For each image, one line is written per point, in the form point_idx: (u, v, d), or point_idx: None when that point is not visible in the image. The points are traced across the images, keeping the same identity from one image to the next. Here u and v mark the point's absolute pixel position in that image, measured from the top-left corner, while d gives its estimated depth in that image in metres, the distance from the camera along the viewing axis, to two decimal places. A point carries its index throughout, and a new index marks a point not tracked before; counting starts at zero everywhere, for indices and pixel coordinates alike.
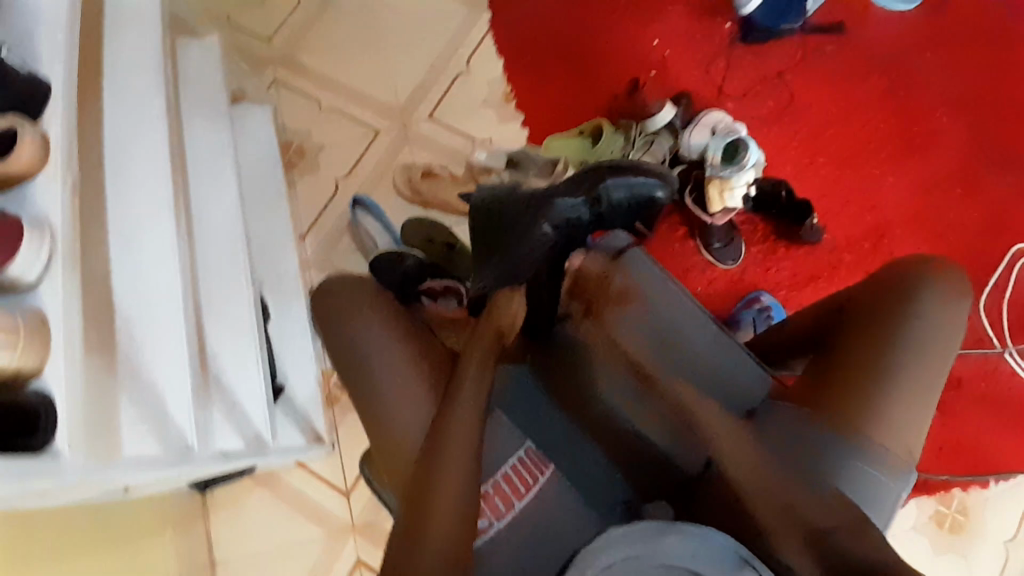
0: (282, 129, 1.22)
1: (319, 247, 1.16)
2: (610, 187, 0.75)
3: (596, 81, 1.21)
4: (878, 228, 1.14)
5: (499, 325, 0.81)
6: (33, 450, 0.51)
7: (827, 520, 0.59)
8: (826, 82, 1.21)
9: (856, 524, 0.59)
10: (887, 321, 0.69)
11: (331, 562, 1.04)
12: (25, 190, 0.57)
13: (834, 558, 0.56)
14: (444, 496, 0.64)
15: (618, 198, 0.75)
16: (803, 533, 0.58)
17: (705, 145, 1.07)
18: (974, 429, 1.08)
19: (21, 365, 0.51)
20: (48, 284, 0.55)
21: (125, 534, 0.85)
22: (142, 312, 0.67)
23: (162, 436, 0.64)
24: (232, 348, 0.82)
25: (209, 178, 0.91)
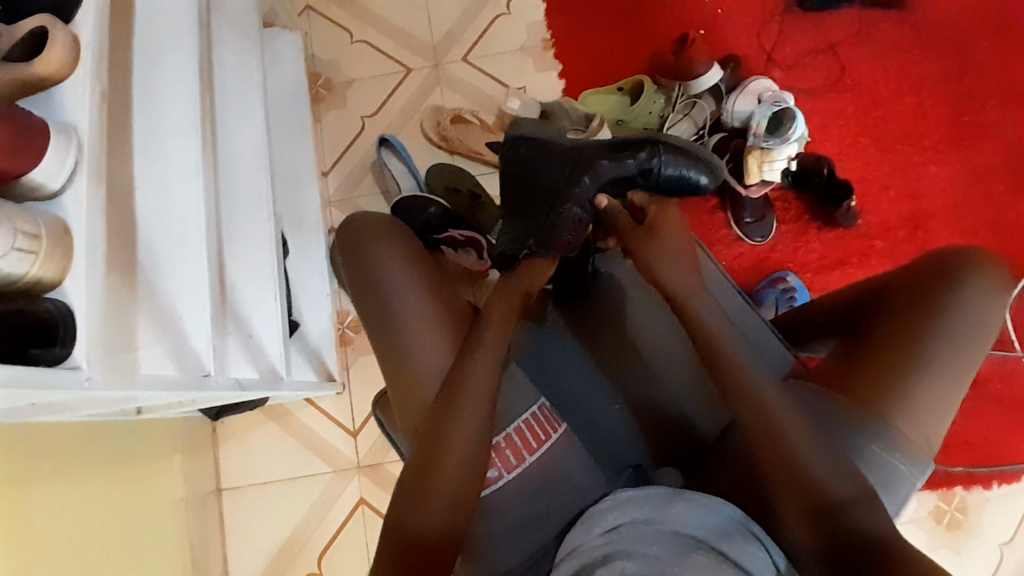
0: (311, 60, 1.18)
1: (341, 186, 1.14)
2: (666, 163, 0.77)
3: (639, 36, 1.15)
4: (917, 217, 1.10)
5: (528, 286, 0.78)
6: (49, 361, 0.48)
7: (834, 494, 0.60)
8: (881, 58, 1.16)
9: (864, 502, 0.59)
10: (923, 309, 0.67)
11: (334, 499, 1.06)
12: (53, 95, 0.55)
13: (836, 532, 0.58)
14: (454, 449, 0.65)
15: (668, 174, 0.77)
16: (805, 506, 0.60)
17: (749, 113, 1.03)
18: (985, 430, 1.07)
19: (41, 274, 0.49)
20: (71, 193, 0.53)
21: (134, 453, 0.86)
22: (164, 234, 0.66)
23: (180, 360, 0.63)
24: (251, 280, 0.81)
25: (236, 103, 0.89)
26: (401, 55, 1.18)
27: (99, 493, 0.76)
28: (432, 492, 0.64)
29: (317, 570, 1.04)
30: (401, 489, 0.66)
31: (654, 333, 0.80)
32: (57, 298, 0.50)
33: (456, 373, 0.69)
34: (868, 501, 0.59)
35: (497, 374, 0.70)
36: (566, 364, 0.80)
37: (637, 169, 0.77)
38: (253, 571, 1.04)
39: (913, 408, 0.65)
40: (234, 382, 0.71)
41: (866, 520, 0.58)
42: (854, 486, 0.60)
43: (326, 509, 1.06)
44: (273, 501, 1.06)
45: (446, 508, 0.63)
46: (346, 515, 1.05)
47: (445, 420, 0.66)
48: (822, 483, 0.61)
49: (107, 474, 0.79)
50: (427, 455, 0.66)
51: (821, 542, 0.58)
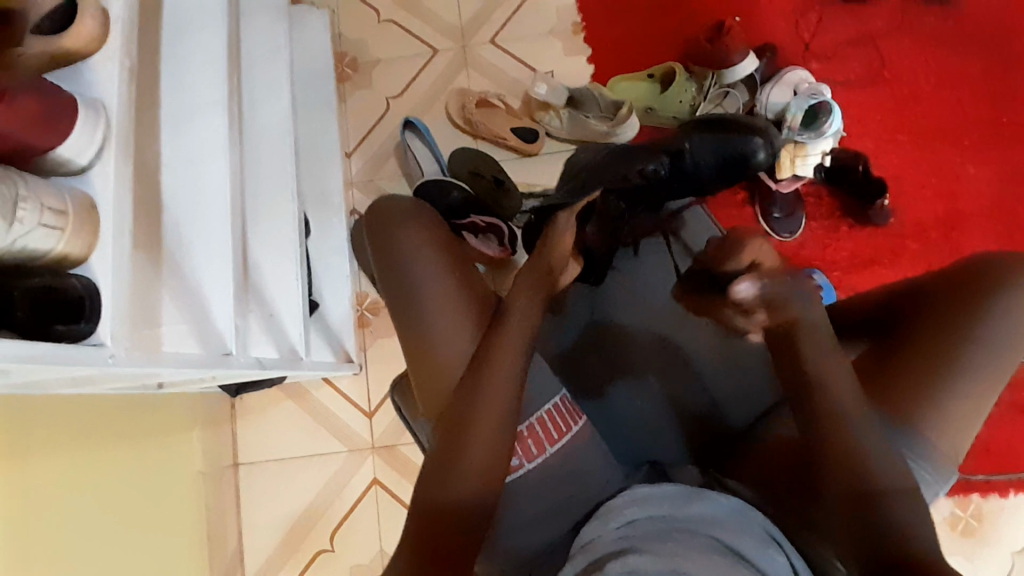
0: (338, 38, 1.17)
1: (364, 167, 1.13)
2: (698, 142, 0.90)
3: (673, 20, 1.12)
4: (952, 219, 1.06)
5: (551, 261, 0.78)
6: (73, 338, 0.48)
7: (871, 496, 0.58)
8: (924, 51, 1.11)
9: (896, 498, 0.58)
10: (957, 314, 0.65)
11: (347, 477, 1.07)
12: (82, 68, 0.55)
13: (882, 533, 0.56)
14: (480, 431, 0.65)
15: (704, 149, 0.90)
16: (847, 503, 0.59)
17: (784, 105, 1.01)
18: (1007, 438, 1.05)
19: (67, 250, 0.49)
20: (99, 170, 0.53)
21: (154, 423, 0.87)
22: (190, 212, 0.66)
23: (202, 338, 0.63)
24: (272, 259, 0.82)
25: (262, 79, 0.88)
26: (428, 35, 1.16)
27: (117, 465, 0.77)
28: (457, 474, 0.63)
29: (329, 547, 1.06)
30: (424, 471, 0.65)
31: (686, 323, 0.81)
32: (83, 275, 0.50)
33: (484, 355, 0.68)
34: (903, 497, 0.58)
35: (524, 359, 0.69)
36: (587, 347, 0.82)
37: (677, 152, 0.90)
38: (266, 545, 1.06)
39: (942, 412, 0.63)
40: (255, 361, 0.71)
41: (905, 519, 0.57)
42: (891, 482, 0.59)
43: (339, 488, 1.07)
44: (288, 477, 1.08)
45: (471, 489, 0.63)
46: (358, 494, 1.06)
47: (471, 403, 0.66)
48: (858, 477, 0.59)
49: (127, 444, 0.80)
50: (452, 434, 0.65)
51: (855, 543, 0.57)
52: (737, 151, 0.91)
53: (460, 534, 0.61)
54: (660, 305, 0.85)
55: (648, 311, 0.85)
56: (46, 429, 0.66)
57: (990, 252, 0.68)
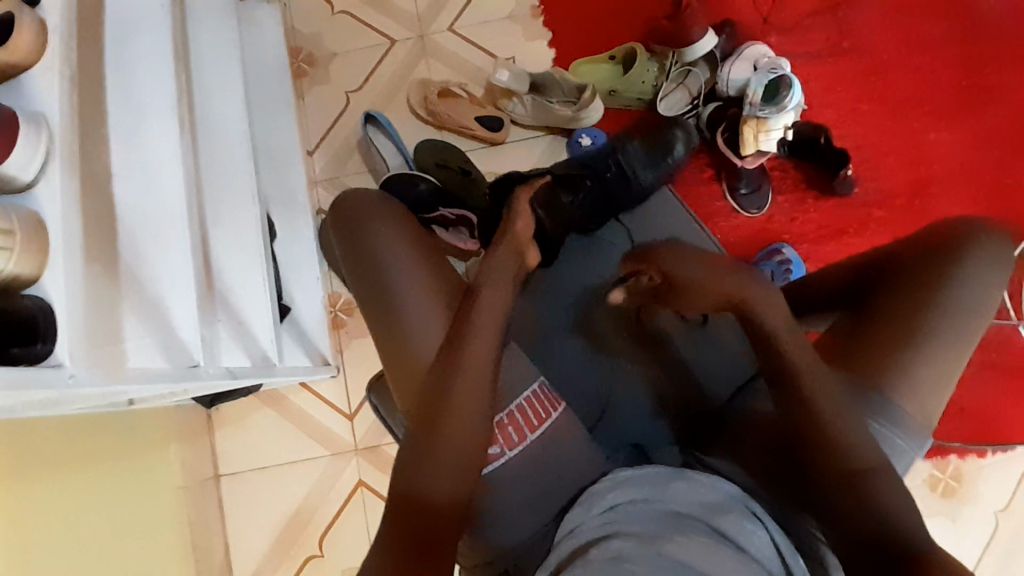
0: (291, 33, 1.13)
1: (328, 165, 1.11)
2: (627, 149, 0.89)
3: (632, 1, 1.11)
4: (914, 184, 1.08)
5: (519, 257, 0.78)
6: (30, 361, 0.47)
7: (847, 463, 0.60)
8: (879, 21, 1.13)
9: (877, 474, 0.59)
10: (925, 279, 0.66)
11: (333, 480, 1.06)
12: (21, 79, 0.52)
13: (856, 513, 0.58)
14: (451, 433, 0.65)
15: (632, 154, 0.89)
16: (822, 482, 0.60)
17: (745, 81, 1.01)
18: (977, 397, 1.08)
19: (18, 271, 0.47)
20: (46, 186, 0.51)
21: (129, 441, 0.85)
22: (148, 224, 0.64)
23: (169, 352, 0.61)
24: (239, 266, 0.80)
25: (213, 79, 0.85)
26: (385, 26, 1.14)
27: (93, 486, 0.75)
28: (433, 473, 0.64)
29: (318, 552, 1.05)
30: (400, 467, 0.65)
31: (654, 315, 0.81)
32: (37, 295, 0.48)
33: (454, 359, 0.67)
34: (878, 474, 0.60)
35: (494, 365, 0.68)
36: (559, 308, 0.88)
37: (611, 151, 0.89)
38: (255, 555, 1.05)
39: (911, 380, 0.64)
40: (226, 371, 0.70)
41: (877, 494, 0.59)
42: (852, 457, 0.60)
43: (326, 491, 1.06)
44: (273, 485, 1.06)
45: (449, 487, 0.64)
46: (346, 496, 1.06)
47: (444, 405, 0.66)
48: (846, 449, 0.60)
49: (102, 465, 0.77)
50: (426, 431, 0.66)
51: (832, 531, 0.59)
52: (671, 147, 0.91)
53: (441, 533, 0.62)
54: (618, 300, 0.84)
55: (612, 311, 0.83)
56: (13, 451, 0.63)
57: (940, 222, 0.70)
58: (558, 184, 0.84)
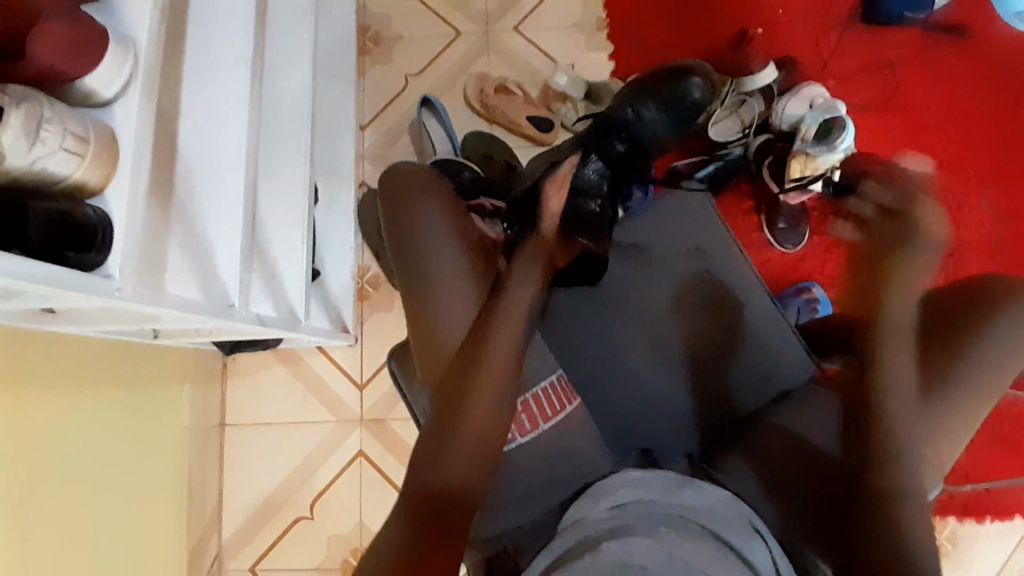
0: (363, 10, 1.17)
1: (377, 141, 1.13)
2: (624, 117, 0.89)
3: (698, 26, 1.13)
4: (953, 246, 1.08)
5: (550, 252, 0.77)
6: (82, 267, 0.48)
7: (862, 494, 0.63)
8: (941, 80, 1.13)
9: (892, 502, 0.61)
10: (962, 327, 0.67)
11: (332, 447, 1.07)
12: (114, 3, 0.54)
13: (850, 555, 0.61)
14: (468, 422, 0.66)
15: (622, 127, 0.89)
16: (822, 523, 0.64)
17: (799, 118, 1.01)
18: (990, 469, 1.06)
19: (85, 180, 0.49)
20: (123, 105, 0.53)
21: (147, 374, 0.87)
22: (204, 161, 0.66)
23: (205, 286, 0.63)
24: (282, 220, 0.81)
25: (284, 38, 0.87)
26: (453, 17, 1.16)
27: (108, 408, 0.76)
28: (448, 457, 0.64)
29: (307, 514, 1.06)
30: (418, 456, 0.66)
31: (685, 314, 0.81)
32: (98, 206, 0.50)
33: (474, 354, 0.68)
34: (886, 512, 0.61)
35: (514, 370, 0.69)
36: (584, 310, 0.82)
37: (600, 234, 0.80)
38: (246, 507, 1.06)
39: (936, 427, 0.64)
40: (255, 318, 0.71)
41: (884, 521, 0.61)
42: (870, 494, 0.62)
43: (324, 457, 1.07)
44: (274, 442, 1.08)
45: (461, 470, 0.64)
46: (343, 465, 1.07)
47: (465, 390, 0.67)
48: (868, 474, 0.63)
49: (117, 391, 0.79)
50: (443, 416, 0.66)
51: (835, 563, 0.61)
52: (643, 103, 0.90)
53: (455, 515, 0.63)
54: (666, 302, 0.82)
55: (647, 316, 0.81)
56: (45, 357, 0.66)
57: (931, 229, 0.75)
58: (574, 198, 0.81)
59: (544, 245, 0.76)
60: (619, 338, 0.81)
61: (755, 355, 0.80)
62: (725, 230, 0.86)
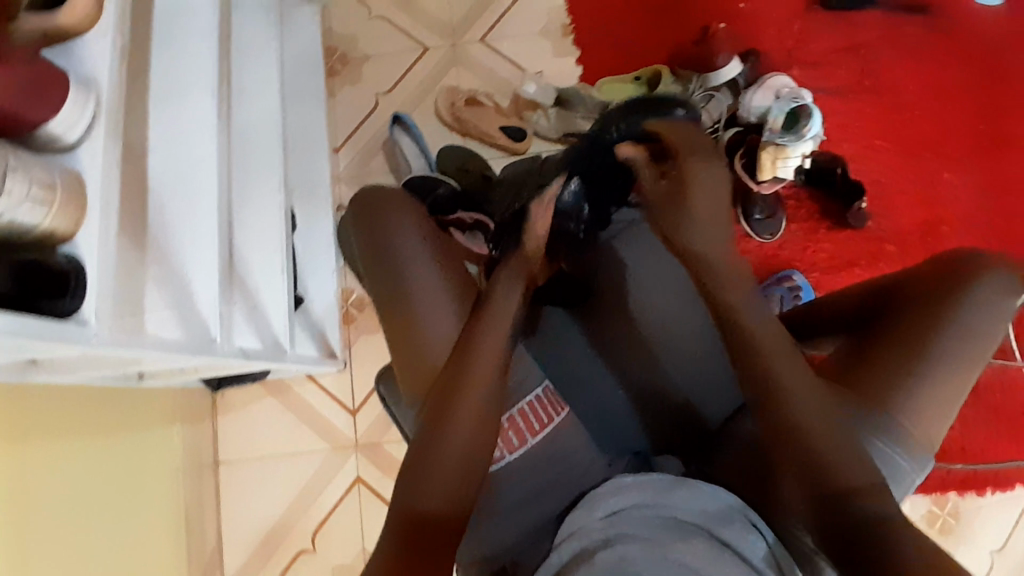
0: (328, 33, 1.17)
1: (352, 163, 1.13)
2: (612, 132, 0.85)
3: (662, 25, 1.14)
4: (927, 223, 1.10)
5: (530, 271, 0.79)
6: (56, 315, 0.47)
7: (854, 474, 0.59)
8: (903, 61, 1.15)
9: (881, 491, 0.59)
10: (938, 305, 0.67)
11: (329, 476, 1.06)
12: (73, 43, 0.53)
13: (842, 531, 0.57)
14: (453, 436, 0.65)
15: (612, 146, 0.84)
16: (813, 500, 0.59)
17: (766, 108, 1.03)
18: (983, 439, 1.07)
19: (55, 227, 0.48)
20: (88, 147, 0.52)
21: (134, 417, 0.85)
22: (176, 196, 0.65)
23: (185, 323, 0.62)
24: (260, 250, 0.81)
25: (251, 66, 0.87)
26: (419, 33, 1.17)
27: (98, 455, 0.75)
28: (434, 473, 0.63)
29: (309, 546, 1.04)
30: (404, 475, 0.65)
31: (667, 311, 0.82)
32: (69, 253, 0.49)
33: (460, 368, 0.68)
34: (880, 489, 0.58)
35: (499, 380, 0.70)
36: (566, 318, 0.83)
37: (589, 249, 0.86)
38: (246, 543, 1.04)
39: (917, 405, 0.65)
40: (239, 352, 0.71)
41: (875, 508, 0.57)
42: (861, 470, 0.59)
43: (321, 486, 1.06)
44: (270, 475, 1.06)
45: (447, 484, 0.63)
46: (341, 493, 1.05)
47: (450, 404, 0.66)
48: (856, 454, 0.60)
49: (105, 437, 0.77)
50: (428, 432, 0.65)
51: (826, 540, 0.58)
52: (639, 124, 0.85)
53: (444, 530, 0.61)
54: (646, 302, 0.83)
55: (628, 319, 0.82)
56: (28, 409, 0.64)
57: (714, 168, 0.82)
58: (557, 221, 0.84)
59: (527, 263, 0.79)
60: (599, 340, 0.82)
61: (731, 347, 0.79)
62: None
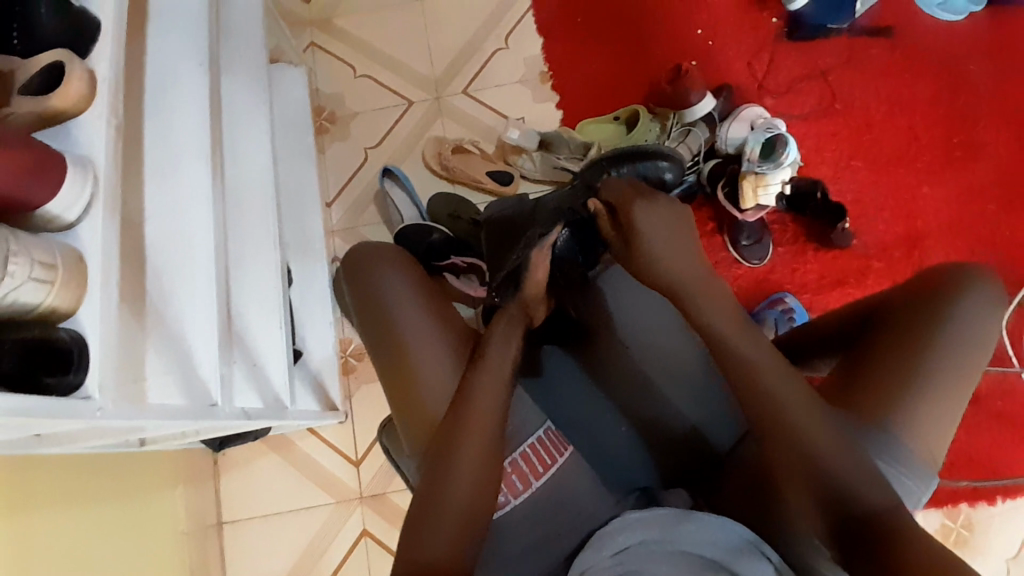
0: (316, 93, 1.21)
1: (344, 215, 1.16)
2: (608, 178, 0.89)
3: (636, 66, 1.19)
4: (910, 237, 1.12)
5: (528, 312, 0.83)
6: (61, 390, 0.48)
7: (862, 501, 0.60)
8: (870, 84, 1.19)
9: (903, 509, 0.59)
10: (927, 318, 0.68)
11: (335, 529, 1.05)
12: (71, 125, 0.56)
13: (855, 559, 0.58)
14: (458, 486, 0.66)
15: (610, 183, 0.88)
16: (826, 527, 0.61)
17: (742, 139, 1.07)
18: (990, 449, 1.07)
19: (56, 303, 0.49)
20: (87, 224, 0.54)
21: (137, 483, 0.85)
22: (174, 263, 0.66)
23: (186, 387, 0.63)
24: (256, 308, 0.82)
25: (242, 130, 0.90)
26: (403, 87, 1.21)
27: (102, 524, 0.74)
28: (438, 523, 0.63)
29: None
30: (409, 525, 0.65)
31: (665, 342, 0.81)
32: (72, 327, 0.51)
33: (458, 420, 0.69)
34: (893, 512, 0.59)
35: (498, 427, 0.70)
36: (561, 361, 0.83)
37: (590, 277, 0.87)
38: None
39: (916, 422, 0.65)
40: (240, 412, 0.71)
41: (890, 528, 0.58)
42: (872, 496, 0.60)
43: (328, 541, 1.04)
44: (276, 533, 1.05)
45: (451, 534, 0.63)
46: (348, 546, 1.04)
47: (451, 455, 0.67)
48: (857, 478, 0.61)
49: (110, 506, 0.77)
50: (431, 484, 0.66)
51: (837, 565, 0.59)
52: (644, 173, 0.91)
53: None
54: (637, 334, 0.83)
55: (625, 355, 0.82)
56: (33, 484, 0.64)
57: (657, 210, 0.85)
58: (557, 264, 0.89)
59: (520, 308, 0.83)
60: (601, 374, 0.81)
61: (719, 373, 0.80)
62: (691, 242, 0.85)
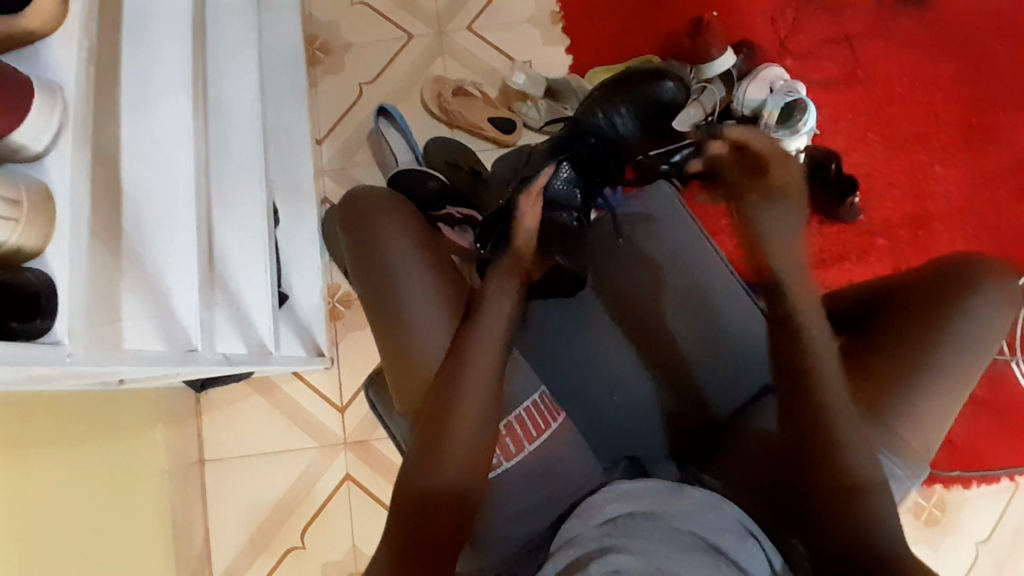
0: (309, 20, 1.13)
1: (336, 155, 1.10)
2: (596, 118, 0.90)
3: (653, 13, 1.12)
4: (917, 218, 1.10)
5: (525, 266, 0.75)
6: (26, 336, 0.45)
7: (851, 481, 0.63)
8: (895, 52, 1.13)
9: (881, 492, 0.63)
10: (936, 311, 0.69)
11: (319, 472, 1.05)
12: (39, 47, 0.50)
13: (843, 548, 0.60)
14: (455, 440, 0.66)
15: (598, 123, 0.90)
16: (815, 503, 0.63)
17: (761, 102, 1.02)
18: (970, 433, 1.09)
19: (21, 243, 0.45)
20: (56, 155, 0.50)
21: (119, 420, 0.83)
22: (154, 203, 0.62)
23: (166, 334, 0.60)
24: (241, 250, 0.78)
25: (228, 59, 0.83)
26: (403, 20, 1.13)
27: (83, 461, 0.73)
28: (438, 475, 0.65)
29: (299, 544, 1.04)
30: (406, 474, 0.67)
31: (675, 310, 0.81)
32: (39, 268, 0.47)
33: (454, 375, 0.68)
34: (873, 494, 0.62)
35: (496, 386, 0.69)
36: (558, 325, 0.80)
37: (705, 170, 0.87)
38: (234, 543, 1.04)
39: (915, 413, 0.67)
40: (222, 357, 0.69)
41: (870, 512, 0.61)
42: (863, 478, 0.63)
43: (311, 483, 1.05)
44: (258, 473, 1.05)
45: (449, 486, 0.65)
46: (331, 489, 1.05)
47: (448, 412, 0.67)
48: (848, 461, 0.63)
49: (92, 443, 0.76)
50: (428, 437, 0.67)
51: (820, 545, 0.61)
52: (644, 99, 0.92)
53: (445, 528, 0.64)
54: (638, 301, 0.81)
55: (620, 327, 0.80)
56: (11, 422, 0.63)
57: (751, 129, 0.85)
58: (549, 209, 0.81)
59: (521, 259, 0.75)
60: (597, 349, 0.80)
61: (719, 342, 0.79)
62: (694, 224, 0.83)
